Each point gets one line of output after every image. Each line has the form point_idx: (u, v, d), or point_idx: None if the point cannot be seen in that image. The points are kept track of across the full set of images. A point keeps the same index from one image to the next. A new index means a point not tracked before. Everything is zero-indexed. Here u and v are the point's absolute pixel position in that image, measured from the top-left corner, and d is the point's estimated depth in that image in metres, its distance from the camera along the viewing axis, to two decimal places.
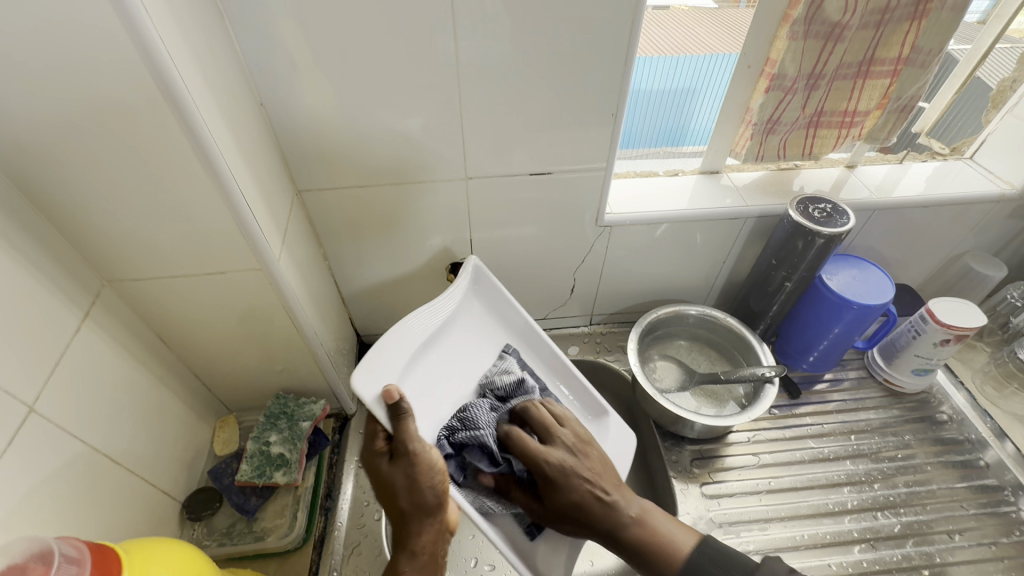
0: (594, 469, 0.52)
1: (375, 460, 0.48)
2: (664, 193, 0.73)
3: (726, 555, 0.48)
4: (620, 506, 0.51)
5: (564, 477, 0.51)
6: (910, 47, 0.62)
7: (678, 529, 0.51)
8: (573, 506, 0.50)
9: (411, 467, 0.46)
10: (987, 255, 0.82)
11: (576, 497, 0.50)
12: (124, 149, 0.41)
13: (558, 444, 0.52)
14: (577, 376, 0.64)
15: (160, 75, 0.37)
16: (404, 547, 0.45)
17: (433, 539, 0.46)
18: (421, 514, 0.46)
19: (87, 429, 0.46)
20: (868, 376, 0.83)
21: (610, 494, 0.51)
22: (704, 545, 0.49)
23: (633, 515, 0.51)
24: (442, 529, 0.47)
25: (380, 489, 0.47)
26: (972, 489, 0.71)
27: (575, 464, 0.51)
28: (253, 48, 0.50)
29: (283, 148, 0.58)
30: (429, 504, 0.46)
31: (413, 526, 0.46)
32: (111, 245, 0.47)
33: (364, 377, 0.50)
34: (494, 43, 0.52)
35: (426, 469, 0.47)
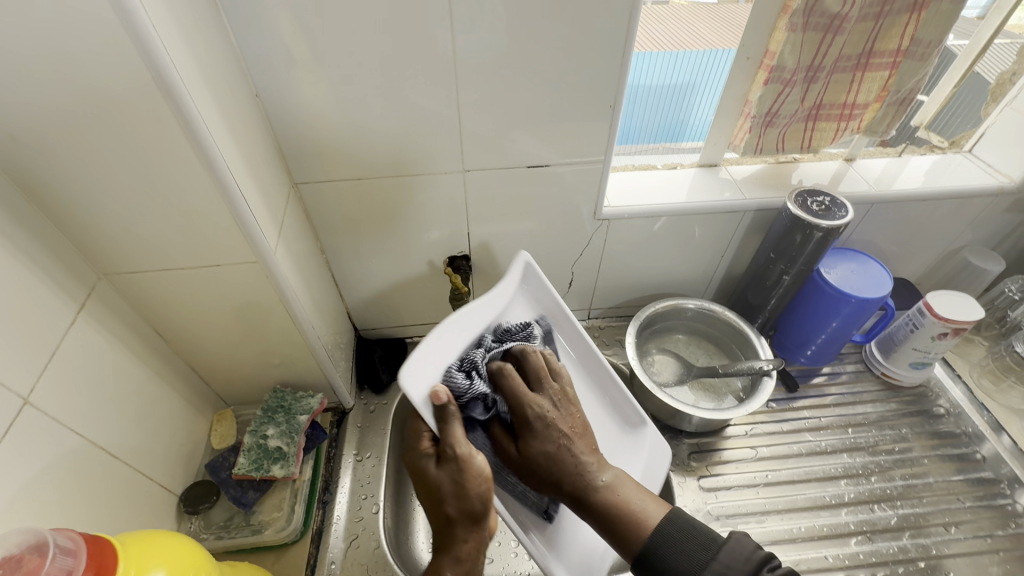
0: (574, 428, 0.50)
1: (422, 463, 0.47)
2: (663, 187, 0.73)
3: (694, 530, 0.46)
4: (592, 469, 0.49)
5: (544, 427, 0.49)
6: (909, 39, 0.62)
7: (647, 500, 0.49)
8: (545, 459, 0.49)
9: (458, 473, 0.44)
10: (985, 249, 0.82)
11: (550, 449, 0.49)
12: (118, 141, 0.40)
13: (545, 396, 0.50)
14: (619, 386, 0.62)
15: (154, 66, 0.37)
16: (448, 552, 0.45)
17: (476, 549, 0.45)
18: (470, 522, 0.45)
19: (84, 422, 0.46)
20: (866, 370, 0.83)
21: (583, 455, 0.49)
22: (673, 516, 0.47)
23: (603, 482, 0.49)
24: (485, 539, 0.46)
25: (427, 492, 0.46)
26: (969, 482, 0.71)
27: (555, 419, 0.49)
28: (249, 39, 0.49)
29: (280, 140, 0.57)
30: (477, 512, 0.44)
31: (459, 534, 0.45)
32: (106, 238, 0.47)
33: (411, 372, 0.47)
34: (492, 35, 0.51)
35: (474, 475, 0.44)
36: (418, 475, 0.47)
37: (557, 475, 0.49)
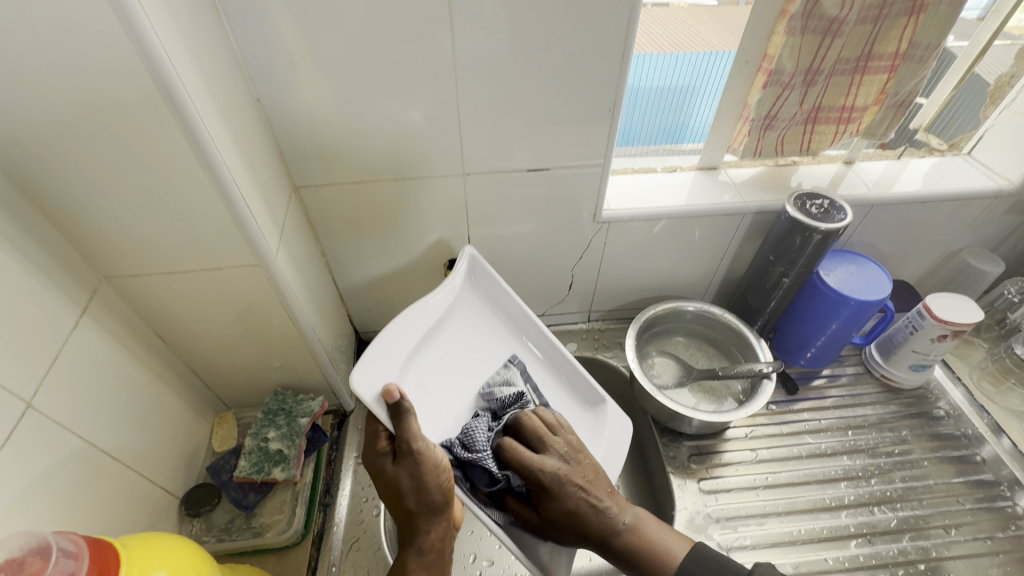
0: (587, 476, 0.52)
1: (377, 461, 0.48)
2: (662, 190, 0.73)
3: (721, 561, 0.49)
4: (613, 513, 0.51)
5: (560, 485, 0.51)
6: (908, 42, 0.62)
7: (669, 537, 0.51)
8: (567, 515, 0.51)
9: (413, 462, 0.46)
10: (984, 251, 0.83)
11: (570, 506, 0.51)
12: (120, 145, 0.41)
13: (554, 455, 0.52)
14: (575, 366, 0.63)
15: (156, 71, 0.37)
16: (413, 545, 0.46)
17: (440, 539, 0.47)
18: (430, 511, 0.46)
19: (86, 425, 0.47)
20: (865, 372, 0.83)
21: (602, 501, 0.51)
22: (696, 551, 0.49)
23: (626, 523, 0.51)
24: (448, 526, 0.47)
25: (386, 488, 0.47)
26: (969, 484, 0.71)
27: (568, 472, 0.51)
28: (251, 43, 0.50)
29: (280, 144, 0.58)
30: (434, 499, 0.46)
31: (421, 526, 0.46)
32: (108, 242, 0.47)
33: (364, 378, 0.49)
34: (491, 39, 0.52)
35: (430, 467, 0.47)
36: (376, 473, 0.48)
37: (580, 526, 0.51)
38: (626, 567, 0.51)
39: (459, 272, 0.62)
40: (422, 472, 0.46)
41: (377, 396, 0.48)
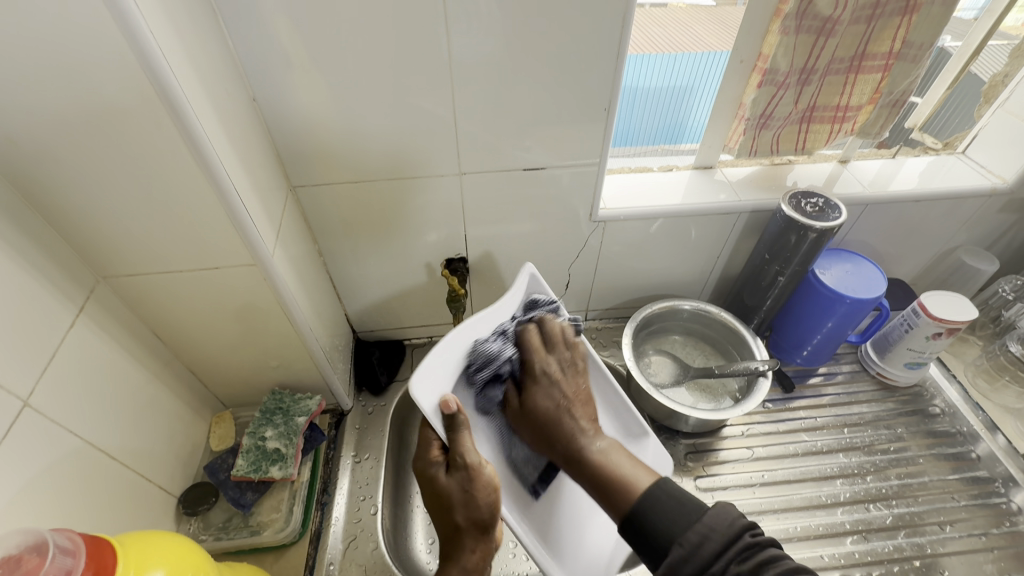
0: (572, 392, 0.52)
1: (432, 471, 0.49)
2: (659, 189, 0.74)
3: (685, 497, 0.43)
4: (586, 434, 0.50)
5: (547, 383, 0.52)
6: (901, 42, 0.62)
7: (636, 467, 0.46)
8: (543, 412, 0.51)
9: (467, 480, 0.47)
10: (979, 249, 0.83)
11: (547, 404, 0.51)
12: (117, 146, 0.41)
13: (553, 359, 0.54)
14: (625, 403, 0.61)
15: (152, 73, 0.37)
16: (455, 564, 0.47)
17: (483, 558, 0.47)
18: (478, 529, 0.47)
19: (82, 424, 0.47)
20: (861, 370, 0.83)
21: (580, 420, 0.51)
22: (655, 485, 0.44)
23: (597, 447, 0.49)
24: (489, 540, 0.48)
25: (436, 497, 0.48)
26: (964, 481, 0.71)
27: (557, 381, 0.52)
28: (247, 44, 0.50)
29: (277, 144, 0.58)
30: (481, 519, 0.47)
31: (465, 543, 0.47)
32: (105, 242, 0.47)
33: (422, 384, 0.47)
34: (487, 39, 0.52)
35: (482, 485, 0.47)
36: (427, 482, 0.49)
37: (551, 429, 0.50)
38: (589, 488, 0.48)
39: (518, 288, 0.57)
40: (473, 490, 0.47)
41: (435, 405, 0.48)
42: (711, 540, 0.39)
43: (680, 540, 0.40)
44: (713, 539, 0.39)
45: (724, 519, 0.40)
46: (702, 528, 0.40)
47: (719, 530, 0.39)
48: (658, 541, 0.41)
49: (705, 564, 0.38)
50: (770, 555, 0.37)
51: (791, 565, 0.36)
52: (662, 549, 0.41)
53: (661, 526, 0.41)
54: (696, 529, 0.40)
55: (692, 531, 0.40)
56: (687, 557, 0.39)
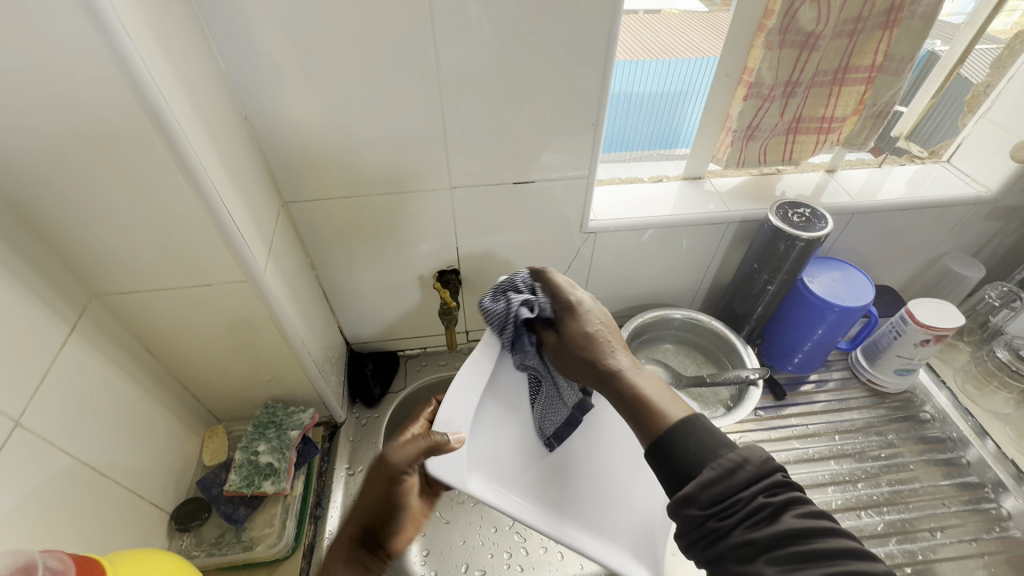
0: (608, 323, 0.53)
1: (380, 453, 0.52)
2: (649, 200, 0.74)
3: (722, 431, 0.42)
4: (620, 359, 0.50)
5: (588, 312, 0.53)
6: (883, 56, 0.64)
7: (669, 398, 0.46)
8: (584, 335, 0.51)
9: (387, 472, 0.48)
10: (965, 256, 0.84)
11: (587, 329, 0.52)
12: (109, 167, 0.41)
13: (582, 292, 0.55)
14: None
15: (143, 96, 0.38)
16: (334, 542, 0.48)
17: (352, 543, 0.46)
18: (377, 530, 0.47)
19: (73, 442, 0.47)
20: (852, 377, 0.84)
21: (617, 347, 0.51)
22: (691, 417, 0.43)
23: (627, 370, 0.49)
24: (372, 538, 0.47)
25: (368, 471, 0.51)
26: (955, 487, 0.72)
27: (589, 309, 0.54)
28: (238, 63, 0.51)
29: (269, 160, 0.59)
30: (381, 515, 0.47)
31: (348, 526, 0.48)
32: (97, 261, 0.48)
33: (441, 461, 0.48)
34: (475, 55, 0.53)
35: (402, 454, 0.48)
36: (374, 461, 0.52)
37: (590, 350, 0.51)
38: (621, 409, 0.47)
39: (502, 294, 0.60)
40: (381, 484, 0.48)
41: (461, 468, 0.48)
42: (746, 469, 0.39)
43: (712, 464, 0.40)
44: (748, 469, 0.39)
45: (760, 453, 0.40)
46: (737, 457, 0.40)
47: (754, 461, 0.39)
48: (686, 464, 0.41)
49: (735, 490, 0.38)
50: (800, 494, 0.38)
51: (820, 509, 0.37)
52: (688, 470, 0.40)
53: (694, 452, 0.41)
54: (732, 456, 0.40)
55: (726, 458, 0.40)
56: (718, 480, 0.39)
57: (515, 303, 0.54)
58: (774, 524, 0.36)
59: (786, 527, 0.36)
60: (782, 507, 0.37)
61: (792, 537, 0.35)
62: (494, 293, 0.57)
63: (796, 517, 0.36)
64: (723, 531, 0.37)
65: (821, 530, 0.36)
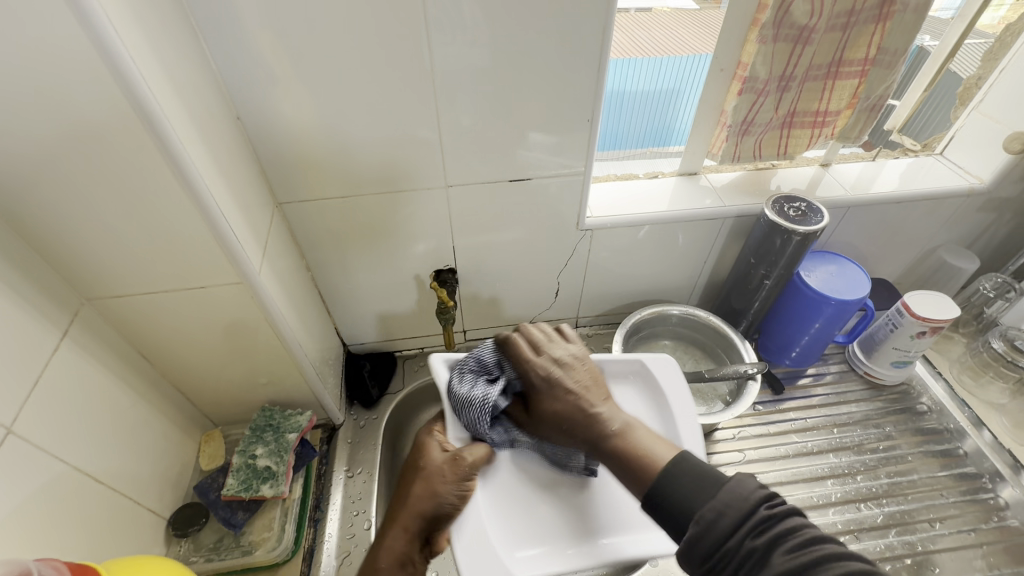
0: (581, 381, 0.50)
1: (427, 442, 0.54)
2: (645, 195, 0.74)
3: (706, 474, 0.41)
4: (603, 417, 0.48)
5: (557, 377, 0.51)
6: (876, 49, 0.64)
7: (658, 443, 0.45)
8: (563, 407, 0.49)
9: (450, 469, 0.51)
10: (960, 248, 0.84)
11: (557, 403, 0.50)
12: (100, 169, 0.41)
13: (547, 358, 0.52)
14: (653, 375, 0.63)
15: (133, 96, 0.37)
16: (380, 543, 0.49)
17: (406, 541, 0.48)
18: (430, 526, 0.49)
19: (67, 449, 0.46)
20: (849, 370, 0.84)
21: (598, 404, 0.49)
22: (681, 458, 0.42)
23: (615, 429, 0.47)
24: (420, 536, 0.49)
25: (414, 461, 0.53)
26: (953, 477, 0.72)
27: (559, 373, 0.51)
28: (230, 63, 0.50)
29: (263, 161, 0.58)
30: (436, 510, 0.49)
31: (399, 521, 0.49)
32: (90, 265, 0.47)
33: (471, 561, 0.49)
34: (470, 51, 0.52)
35: (437, 474, 0.51)
36: (417, 447, 0.54)
37: (569, 416, 0.49)
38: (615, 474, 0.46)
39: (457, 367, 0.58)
40: (443, 478, 0.50)
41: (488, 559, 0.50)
42: (727, 516, 0.37)
43: (695, 517, 0.39)
44: (730, 514, 0.37)
45: (741, 491, 0.38)
46: (718, 504, 0.38)
47: (735, 504, 0.38)
48: (675, 517, 0.40)
49: (721, 541, 0.37)
50: (789, 524, 0.36)
51: (813, 536, 0.36)
52: (678, 524, 0.40)
53: (681, 501, 0.40)
54: (712, 504, 0.38)
55: (708, 507, 0.38)
56: (702, 534, 0.37)
57: (486, 388, 0.52)
58: (767, 570, 0.35)
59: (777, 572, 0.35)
60: (772, 546, 0.36)
61: None
62: (461, 373, 0.55)
63: (786, 554, 0.35)
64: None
65: (814, 564, 0.34)
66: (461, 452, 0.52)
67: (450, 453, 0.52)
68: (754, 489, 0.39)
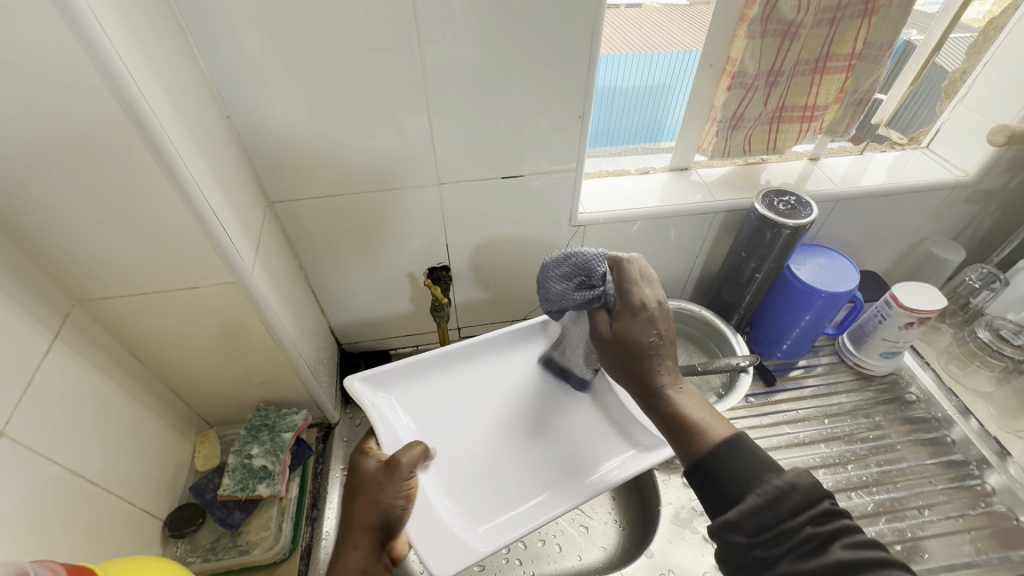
0: (664, 333, 0.50)
1: (360, 460, 0.50)
2: (637, 191, 0.75)
3: (770, 458, 0.42)
4: (667, 377, 0.49)
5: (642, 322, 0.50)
6: (863, 43, 0.65)
7: (713, 419, 0.46)
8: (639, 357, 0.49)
9: (387, 476, 0.48)
10: (946, 239, 0.86)
11: (636, 350, 0.49)
12: (90, 169, 0.40)
13: (639, 301, 0.50)
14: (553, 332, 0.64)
15: (123, 98, 0.37)
16: (337, 563, 0.45)
17: (363, 558, 0.45)
18: (385, 535, 0.47)
19: (61, 450, 0.46)
20: (839, 362, 0.86)
21: (667, 361, 0.50)
22: (736, 441, 0.43)
23: (668, 387, 0.49)
24: (377, 548, 0.46)
25: (352, 480, 0.49)
26: (941, 465, 0.74)
27: (643, 321, 0.50)
28: (219, 62, 0.50)
29: (254, 160, 0.58)
30: (385, 518, 0.46)
31: (351, 538, 0.46)
32: (80, 266, 0.47)
33: (441, 554, 0.46)
34: (461, 49, 0.53)
35: (373, 485, 0.47)
36: (353, 465, 0.50)
37: (642, 369, 0.49)
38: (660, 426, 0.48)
39: (372, 385, 0.56)
40: (381, 486, 0.47)
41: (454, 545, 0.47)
42: (792, 497, 0.39)
43: (755, 491, 0.40)
44: (795, 496, 0.39)
45: (808, 479, 0.40)
46: (783, 484, 0.40)
47: (802, 488, 0.39)
48: (731, 487, 0.42)
49: (780, 520, 0.39)
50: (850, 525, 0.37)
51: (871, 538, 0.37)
52: (733, 494, 0.41)
53: (736, 476, 0.42)
54: (778, 483, 0.40)
55: (770, 484, 0.40)
56: (759, 508, 0.39)
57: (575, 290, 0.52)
58: (824, 557, 0.36)
59: (832, 560, 0.36)
60: (832, 536, 0.37)
61: (841, 568, 0.36)
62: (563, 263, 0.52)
63: (845, 548, 0.36)
64: (771, 560, 0.38)
65: (872, 563, 0.35)
66: (395, 457, 0.48)
67: (385, 460, 0.49)
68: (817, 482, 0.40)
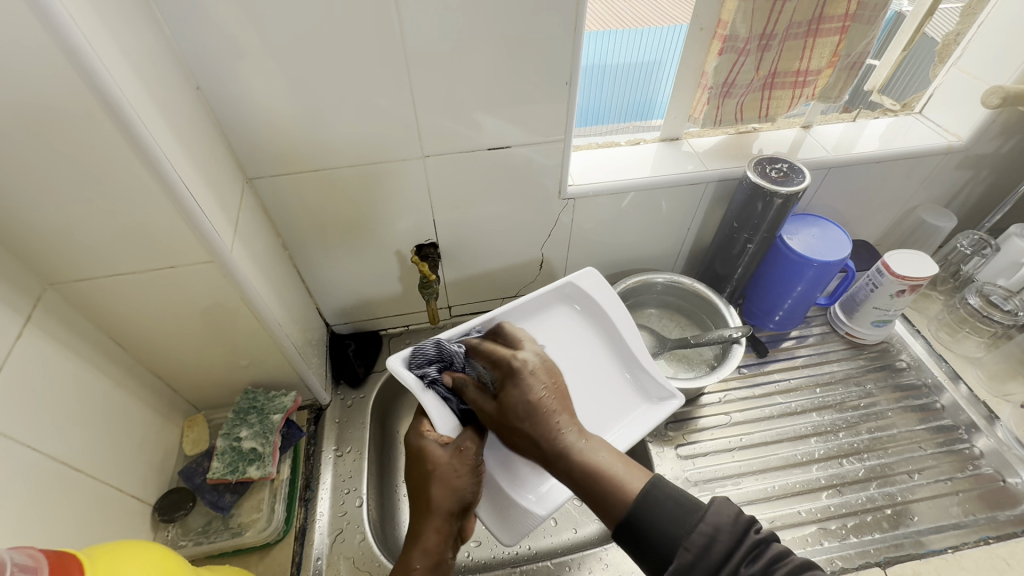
0: (547, 387, 0.51)
1: (422, 445, 0.51)
2: (627, 161, 0.73)
3: (681, 495, 0.43)
4: (568, 431, 0.48)
5: (529, 375, 0.51)
6: (857, 4, 0.63)
7: (628, 469, 0.46)
8: (529, 404, 0.49)
9: (459, 462, 0.49)
10: (938, 206, 0.85)
11: (531, 397, 0.50)
12: (51, 143, 0.38)
13: (527, 352, 0.55)
14: (584, 290, 0.67)
15: (80, 65, 0.35)
16: (417, 542, 0.46)
17: (443, 540, 0.46)
18: (460, 518, 0.48)
19: (38, 437, 0.44)
20: (831, 331, 0.86)
21: (564, 416, 0.49)
22: (654, 488, 0.43)
23: (579, 446, 0.48)
24: (453, 533, 0.48)
25: (419, 468, 0.50)
26: (930, 430, 0.74)
27: (530, 374, 0.51)
28: (187, 32, 0.47)
29: (229, 137, 0.55)
30: (461, 503, 0.48)
31: (429, 521, 0.47)
32: (46, 246, 0.44)
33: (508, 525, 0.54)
34: (441, 14, 0.50)
35: (449, 472, 0.49)
36: (417, 454, 0.50)
37: (532, 423, 0.49)
38: (575, 488, 0.47)
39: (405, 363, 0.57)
40: (456, 473, 0.49)
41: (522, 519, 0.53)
42: (719, 541, 0.39)
43: (685, 543, 0.40)
44: (721, 538, 0.39)
45: (727, 515, 0.40)
46: (706, 528, 0.40)
47: (725, 529, 0.39)
48: (659, 546, 0.41)
49: (716, 566, 0.39)
50: (779, 550, 0.38)
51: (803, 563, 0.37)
52: (665, 552, 0.40)
53: (660, 526, 0.41)
54: (701, 529, 0.40)
55: (697, 533, 0.40)
56: (694, 560, 0.39)
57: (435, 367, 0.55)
58: None
59: None
60: (766, 571, 0.37)
61: None
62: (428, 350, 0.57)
63: None
64: None
65: None
66: (464, 441, 0.50)
67: (453, 445, 0.50)
68: (730, 512, 0.40)
